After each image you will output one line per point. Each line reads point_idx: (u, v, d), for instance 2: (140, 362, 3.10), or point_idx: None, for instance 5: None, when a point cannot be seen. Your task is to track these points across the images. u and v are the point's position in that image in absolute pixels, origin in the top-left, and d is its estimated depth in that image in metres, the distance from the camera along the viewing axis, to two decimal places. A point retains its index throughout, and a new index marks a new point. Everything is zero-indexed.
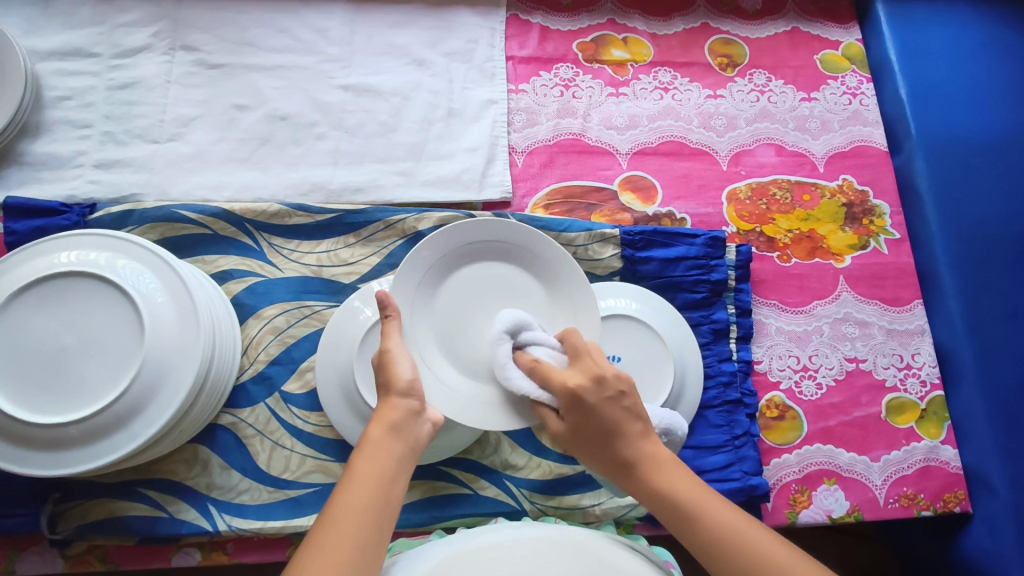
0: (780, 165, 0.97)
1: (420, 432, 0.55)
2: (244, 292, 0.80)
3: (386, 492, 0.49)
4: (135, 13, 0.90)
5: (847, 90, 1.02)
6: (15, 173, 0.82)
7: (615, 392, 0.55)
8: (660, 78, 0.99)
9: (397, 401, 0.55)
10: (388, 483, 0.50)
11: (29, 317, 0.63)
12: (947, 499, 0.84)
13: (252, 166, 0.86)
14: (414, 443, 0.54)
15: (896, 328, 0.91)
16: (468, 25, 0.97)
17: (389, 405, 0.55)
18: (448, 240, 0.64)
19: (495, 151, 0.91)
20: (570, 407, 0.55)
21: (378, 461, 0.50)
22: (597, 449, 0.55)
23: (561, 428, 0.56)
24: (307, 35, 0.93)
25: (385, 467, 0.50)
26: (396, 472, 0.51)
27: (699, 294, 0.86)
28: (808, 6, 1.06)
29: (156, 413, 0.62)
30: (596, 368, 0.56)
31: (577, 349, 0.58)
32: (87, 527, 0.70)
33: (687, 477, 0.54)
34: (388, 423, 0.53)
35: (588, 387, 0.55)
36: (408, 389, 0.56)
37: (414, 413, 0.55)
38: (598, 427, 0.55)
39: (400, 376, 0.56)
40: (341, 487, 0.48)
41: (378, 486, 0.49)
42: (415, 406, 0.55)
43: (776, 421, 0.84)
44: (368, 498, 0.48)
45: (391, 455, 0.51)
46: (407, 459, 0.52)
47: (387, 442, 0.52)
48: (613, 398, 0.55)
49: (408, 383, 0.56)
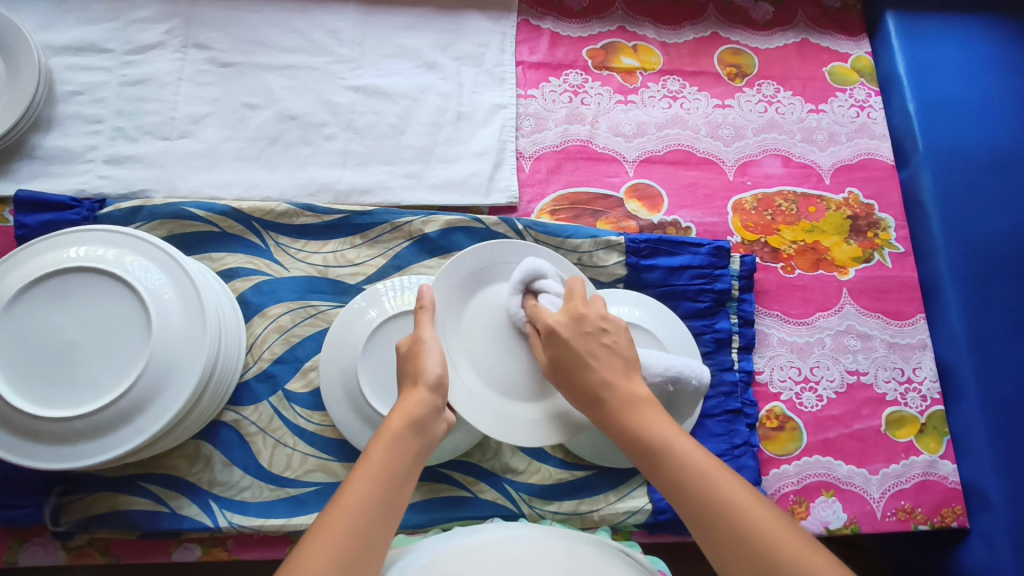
0: (786, 176, 0.97)
1: (436, 431, 0.54)
2: (250, 290, 0.81)
3: (394, 487, 0.49)
4: (149, 9, 0.90)
5: (855, 102, 1.02)
6: (26, 167, 0.83)
7: (596, 328, 0.59)
8: (669, 87, 0.99)
9: (423, 394, 0.55)
10: (401, 478, 0.50)
11: (39, 311, 0.63)
12: (944, 514, 0.84)
13: (261, 165, 0.87)
14: (429, 442, 0.54)
15: (898, 342, 0.91)
16: (479, 29, 0.98)
17: (413, 398, 0.54)
18: (490, 255, 0.69)
19: (503, 155, 0.92)
20: (548, 340, 0.59)
21: (393, 454, 0.51)
22: (567, 376, 0.58)
23: (546, 363, 0.61)
24: (318, 36, 0.94)
25: (400, 461, 0.50)
26: (410, 468, 0.51)
27: (702, 303, 0.86)
28: (817, 18, 1.07)
29: (160, 410, 0.63)
30: (580, 308, 0.60)
31: (569, 291, 0.62)
32: (90, 520, 0.71)
33: (657, 416, 0.55)
34: (409, 417, 0.53)
35: (564, 323, 0.59)
36: (435, 384, 0.56)
37: (437, 408, 0.55)
38: (569, 354, 0.58)
39: (429, 370, 0.56)
40: (354, 475, 0.48)
41: (389, 480, 0.49)
42: (438, 403, 0.55)
43: (776, 432, 0.85)
44: (380, 490, 0.48)
45: (405, 450, 0.51)
46: (421, 456, 0.53)
47: (406, 437, 0.52)
48: (590, 334, 0.58)
49: (436, 378, 0.56)
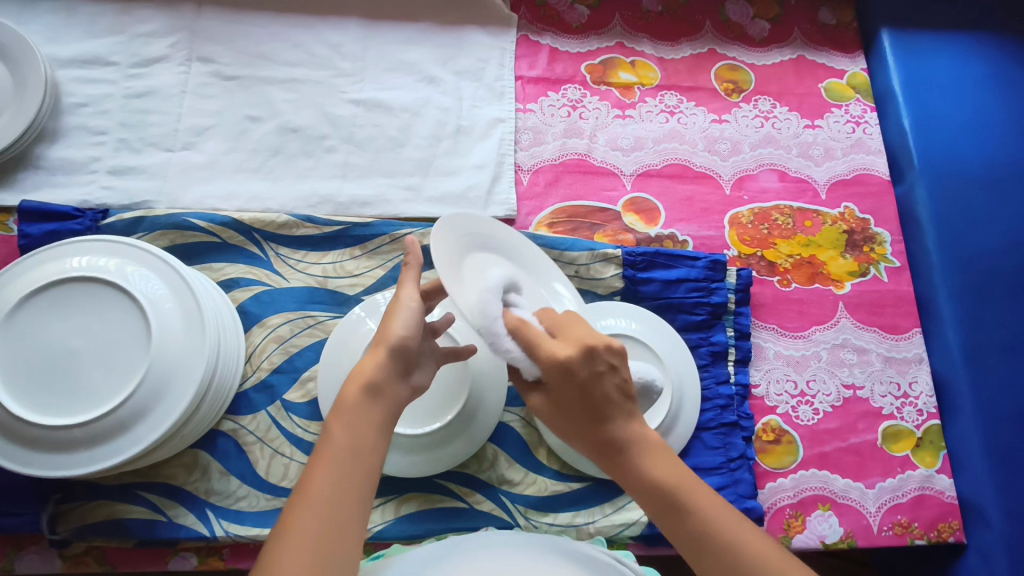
0: (783, 191, 0.98)
1: (399, 395, 0.52)
2: (250, 300, 0.81)
3: (362, 465, 0.47)
4: (155, 23, 0.92)
5: (851, 118, 1.03)
6: (30, 177, 0.84)
7: (607, 366, 0.51)
8: (666, 102, 1.00)
9: (384, 355, 0.52)
10: (365, 457, 0.48)
11: (37, 319, 0.64)
12: (941, 529, 0.84)
13: (262, 177, 0.88)
14: (393, 407, 0.52)
15: (894, 356, 0.91)
16: (479, 44, 0.99)
17: (372, 360, 0.52)
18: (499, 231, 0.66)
19: (501, 169, 0.93)
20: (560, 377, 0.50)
21: (356, 432, 0.48)
22: (584, 425, 0.53)
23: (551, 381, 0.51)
24: (322, 51, 0.95)
25: (362, 439, 0.48)
26: (375, 442, 0.49)
27: (698, 316, 0.86)
28: (813, 34, 1.08)
29: (159, 419, 0.63)
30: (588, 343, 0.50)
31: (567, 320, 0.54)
32: (86, 528, 0.71)
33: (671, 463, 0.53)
34: (368, 387, 0.50)
35: (579, 360, 0.49)
36: (399, 344, 0.53)
37: (396, 373, 0.52)
38: (588, 400, 0.51)
39: (395, 330, 0.53)
40: (315, 464, 0.46)
41: (354, 461, 0.47)
42: (398, 370, 0.52)
43: (772, 445, 0.85)
44: (349, 474, 0.46)
45: (367, 423, 0.49)
46: (386, 424, 0.51)
47: (364, 405, 0.50)
48: (604, 374, 0.51)
49: (403, 339, 0.53)
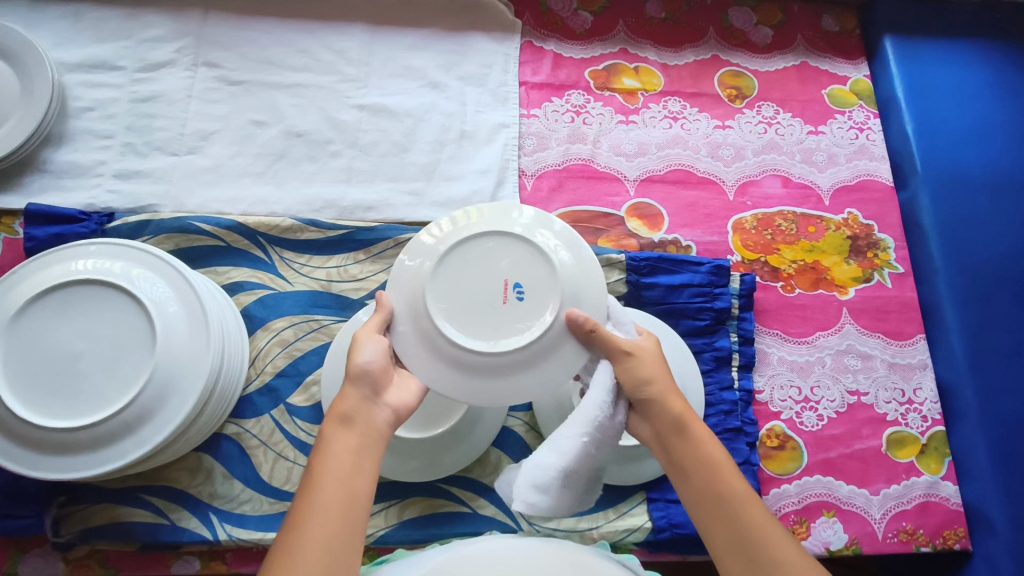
0: (786, 197, 0.98)
1: (376, 419, 0.54)
2: (254, 304, 0.81)
3: (348, 486, 0.49)
4: (162, 28, 0.93)
5: (854, 124, 1.04)
6: (37, 181, 0.84)
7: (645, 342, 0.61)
8: (670, 108, 1.01)
9: (351, 390, 0.54)
10: (350, 477, 0.49)
11: (43, 322, 0.64)
12: (946, 536, 0.84)
13: (267, 181, 0.88)
14: (371, 433, 0.53)
15: (898, 362, 0.91)
16: (484, 50, 1.00)
17: (343, 396, 0.54)
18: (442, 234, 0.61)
19: (505, 174, 0.93)
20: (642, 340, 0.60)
21: (338, 457, 0.50)
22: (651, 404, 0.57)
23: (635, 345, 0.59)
24: (327, 56, 0.96)
25: (344, 463, 0.50)
26: (356, 463, 0.50)
27: (702, 321, 0.86)
28: (816, 41, 1.09)
29: (163, 422, 0.63)
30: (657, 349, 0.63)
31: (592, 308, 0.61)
32: (90, 531, 0.71)
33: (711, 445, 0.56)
34: (340, 416, 0.53)
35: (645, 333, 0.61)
36: (359, 375, 0.55)
37: (368, 399, 0.54)
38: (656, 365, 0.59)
39: (357, 363, 0.55)
40: (302, 488, 0.48)
41: (338, 483, 0.49)
42: (368, 394, 0.54)
43: (777, 451, 0.84)
44: (333, 498, 0.48)
45: (348, 448, 0.51)
46: (367, 448, 0.52)
47: (341, 433, 0.52)
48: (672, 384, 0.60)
49: (363, 369, 0.55)
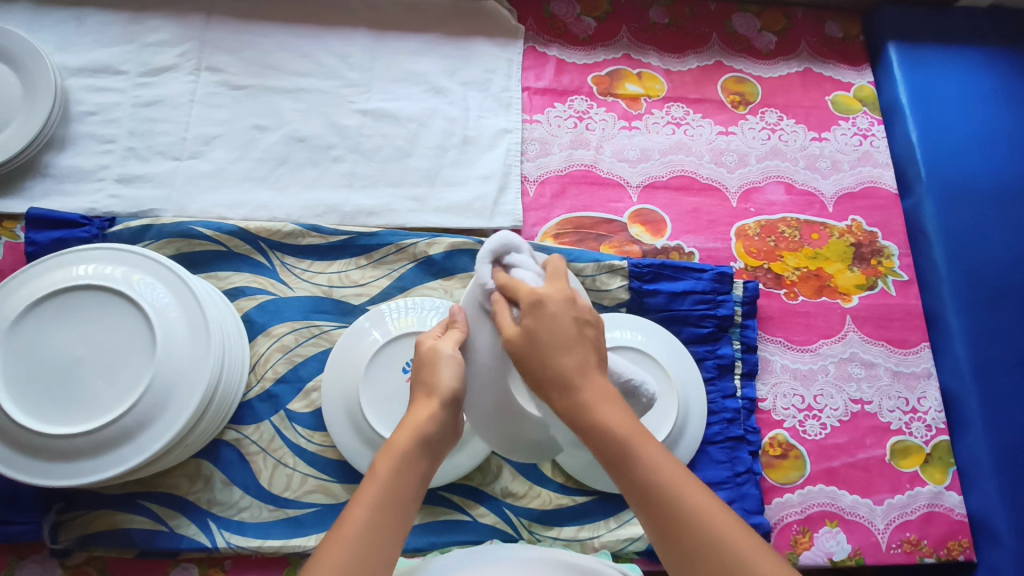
0: (789, 204, 0.97)
1: (444, 447, 0.51)
2: (255, 309, 0.81)
3: (404, 515, 0.46)
4: (165, 33, 0.93)
5: (858, 131, 1.03)
6: (39, 185, 0.84)
7: (584, 320, 0.51)
8: (673, 113, 1.00)
9: (435, 407, 0.50)
10: (408, 504, 0.46)
11: (50, 329, 0.64)
12: (950, 547, 0.83)
13: (268, 186, 0.88)
14: (435, 459, 0.50)
15: (902, 370, 0.91)
16: (486, 55, 0.99)
17: (423, 409, 0.50)
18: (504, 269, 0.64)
19: (507, 179, 0.93)
20: (532, 311, 0.50)
21: (395, 477, 0.46)
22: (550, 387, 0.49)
23: (517, 335, 0.50)
24: (329, 61, 0.96)
25: (407, 487, 0.47)
26: (417, 491, 0.47)
27: (705, 329, 0.86)
28: (820, 47, 1.08)
29: (162, 429, 0.63)
30: (572, 290, 0.52)
31: (555, 271, 0.54)
32: (87, 538, 0.71)
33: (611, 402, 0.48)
34: (419, 435, 0.48)
35: (557, 299, 0.51)
36: (448, 397, 0.50)
37: (446, 425, 0.50)
38: (557, 333, 0.49)
39: (445, 383, 0.50)
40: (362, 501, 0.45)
41: (399, 507, 0.46)
42: (448, 420, 0.50)
43: (779, 460, 0.84)
44: (389, 521, 0.45)
45: (415, 473, 0.47)
46: (427, 476, 0.49)
47: (414, 454, 0.48)
48: (580, 327, 0.50)
49: (451, 393, 0.50)
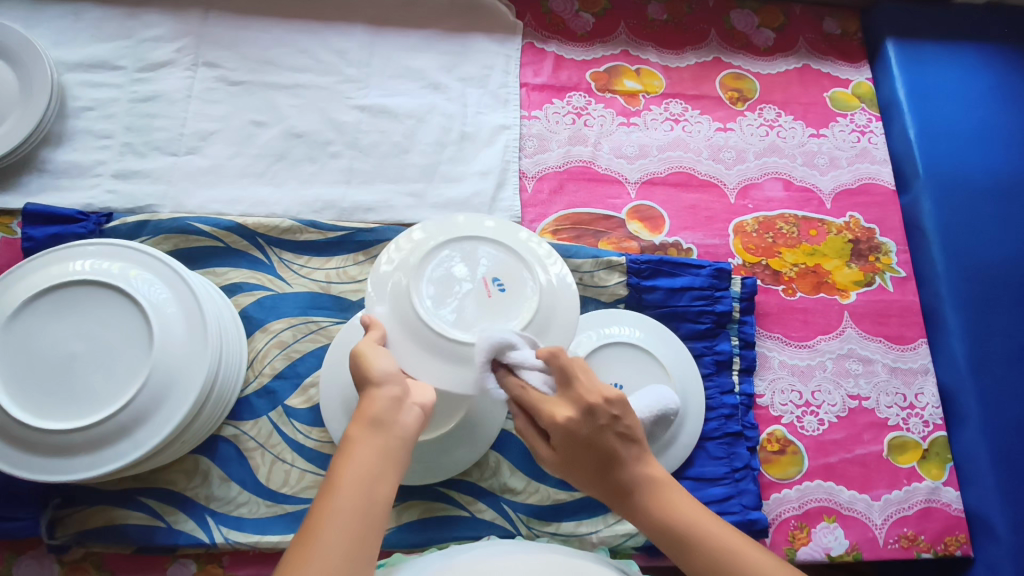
0: (787, 200, 0.97)
1: (406, 420, 0.50)
2: (252, 305, 0.81)
3: (373, 495, 0.46)
4: (161, 28, 0.93)
5: (856, 128, 1.03)
6: (35, 181, 0.84)
7: (608, 418, 0.53)
8: (671, 110, 1.00)
9: (376, 391, 0.51)
10: (375, 482, 0.46)
11: (41, 323, 0.64)
12: (947, 542, 0.83)
13: (266, 182, 0.88)
14: (401, 433, 0.49)
15: (899, 366, 0.91)
16: (484, 51, 0.99)
17: (368, 398, 0.51)
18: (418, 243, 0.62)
19: (505, 176, 0.93)
20: (564, 439, 0.54)
21: (362, 459, 0.47)
22: (594, 472, 0.55)
23: (553, 454, 0.56)
24: (327, 56, 0.95)
25: (371, 467, 0.47)
26: (383, 468, 0.47)
27: (703, 325, 0.86)
28: (818, 44, 1.08)
29: (160, 424, 0.63)
30: (586, 397, 0.53)
31: (562, 375, 0.53)
32: (85, 534, 0.71)
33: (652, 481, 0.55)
34: (366, 417, 0.49)
35: (578, 419, 0.53)
36: (382, 377, 0.51)
37: (397, 401, 0.50)
38: (591, 453, 0.54)
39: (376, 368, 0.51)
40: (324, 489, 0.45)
41: (365, 487, 0.46)
42: (396, 393, 0.51)
43: (776, 455, 0.84)
44: (358, 503, 0.45)
45: (377, 453, 0.48)
46: (394, 452, 0.48)
47: (368, 435, 0.48)
48: (606, 426, 0.53)
49: (383, 371, 0.51)
